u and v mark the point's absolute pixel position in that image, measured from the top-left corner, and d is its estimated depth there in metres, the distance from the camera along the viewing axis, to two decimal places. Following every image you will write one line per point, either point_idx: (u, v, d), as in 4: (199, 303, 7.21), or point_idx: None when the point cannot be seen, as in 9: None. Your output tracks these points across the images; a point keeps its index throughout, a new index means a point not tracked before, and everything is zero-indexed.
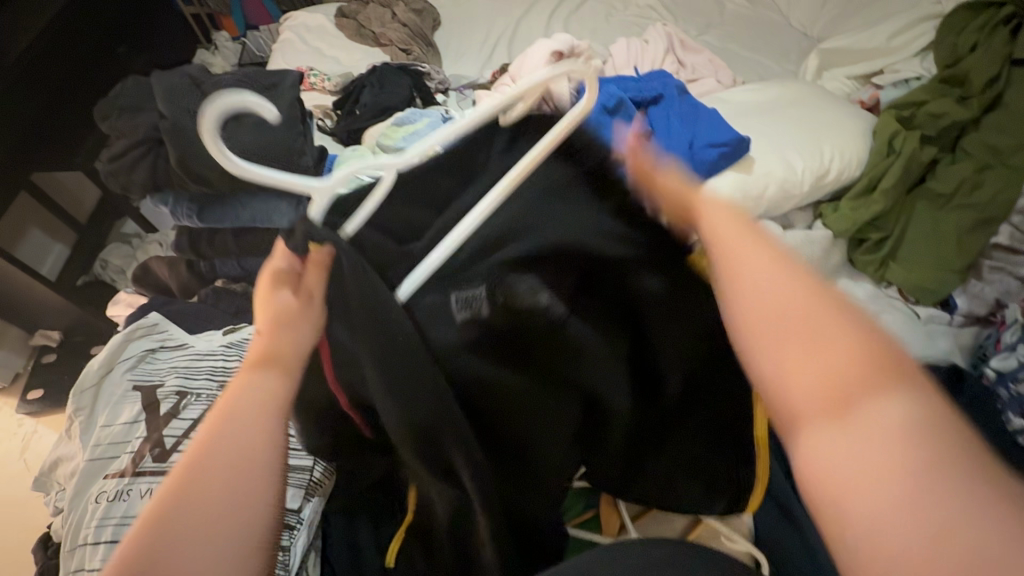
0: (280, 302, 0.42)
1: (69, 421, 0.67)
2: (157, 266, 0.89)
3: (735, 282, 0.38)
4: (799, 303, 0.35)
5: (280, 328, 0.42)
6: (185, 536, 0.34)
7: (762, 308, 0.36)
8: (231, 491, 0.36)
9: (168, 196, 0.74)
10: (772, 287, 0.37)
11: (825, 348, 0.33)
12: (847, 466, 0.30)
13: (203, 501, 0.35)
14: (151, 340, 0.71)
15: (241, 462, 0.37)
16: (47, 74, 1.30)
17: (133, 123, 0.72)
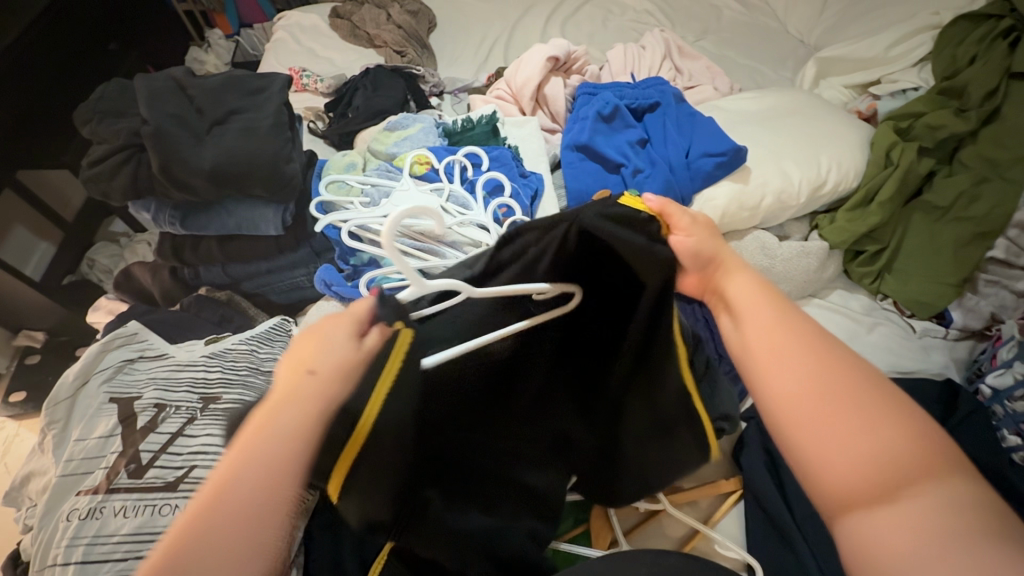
0: (341, 347, 0.39)
1: (42, 434, 0.64)
2: (140, 272, 0.86)
3: (770, 349, 0.40)
4: (837, 375, 0.38)
5: (334, 382, 0.38)
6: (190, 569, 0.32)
7: (808, 384, 0.38)
8: (240, 545, 0.34)
9: (150, 203, 0.74)
10: (813, 364, 0.39)
11: (865, 427, 0.36)
12: (890, 538, 0.34)
13: (212, 553, 0.33)
14: (129, 350, 0.69)
15: (253, 517, 0.34)
16: (35, 71, 1.27)
17: (113, 128, 0.68)
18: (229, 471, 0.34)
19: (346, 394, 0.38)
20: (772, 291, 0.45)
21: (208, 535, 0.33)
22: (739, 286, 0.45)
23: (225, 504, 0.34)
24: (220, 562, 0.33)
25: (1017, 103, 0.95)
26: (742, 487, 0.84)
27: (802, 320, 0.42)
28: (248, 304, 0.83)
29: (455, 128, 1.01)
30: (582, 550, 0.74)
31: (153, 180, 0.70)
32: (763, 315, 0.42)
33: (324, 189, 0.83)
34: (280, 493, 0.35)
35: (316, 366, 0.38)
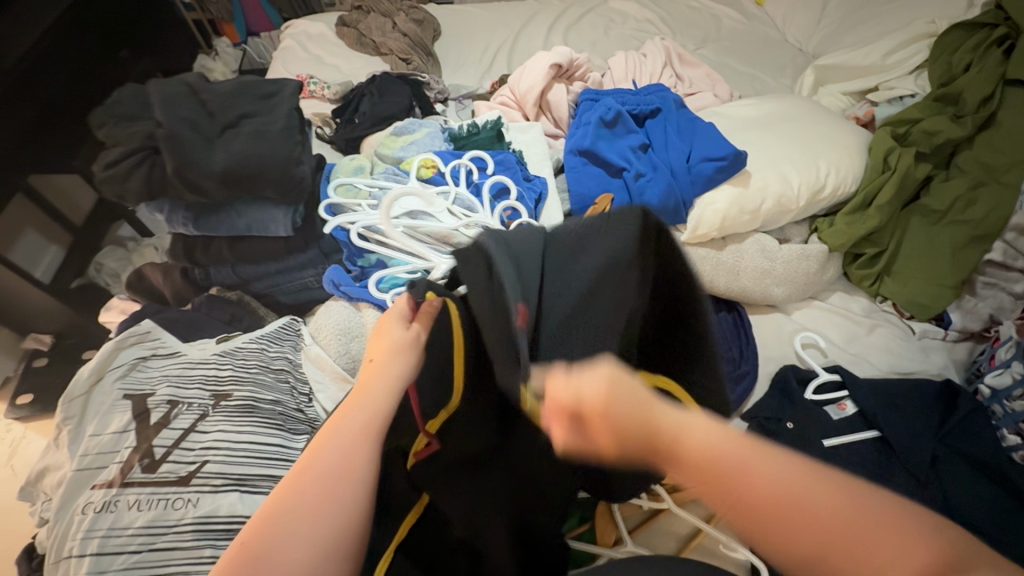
0: (394, 334, 0.55)
1: (57, 430, 0.65)
2: (151, 273, 0.88)
3: (765, 517, 0.34)
4: (834, 524, 0.34)
5: (391, 356, 0.53)
6: (299, 500, 0.43)
7: (803, 548, 0.34)
8: (332, 488, 0.44)
9: (163, 204, 0.76)
10: (805, 521, 0.34)
11: (869, 542, 0.33)
12: None
13: (315, 487, 0.44)
14: (142, 348, 0.71)
15: (346, 457, 0.46)
16: (46, 78, 1.29)
17: (128, 131, 0.70)
18: (326, 431, 0.48)
19: (403, 364, 0.53)
20: (720, 433, 0.38)
21: (312, 474, 0.44)
22: (692, 444, 0.37)
23: (323, 454, 0.46)
24: (320, 490, 0.43)
25: (1012, 108, 0.97)
26: None
27: (772, 462, 0.36)
28: (258, 304, 0.85)
29: (460, 133, 1.03)
30: (588, 546, 0.75)
31: (166, 181, 0.71)
32: (728, 490, 0.35)
33: (332, 191, 0.85)
34: (363, 442, 0.47)
35: (375, 355, 0.54)
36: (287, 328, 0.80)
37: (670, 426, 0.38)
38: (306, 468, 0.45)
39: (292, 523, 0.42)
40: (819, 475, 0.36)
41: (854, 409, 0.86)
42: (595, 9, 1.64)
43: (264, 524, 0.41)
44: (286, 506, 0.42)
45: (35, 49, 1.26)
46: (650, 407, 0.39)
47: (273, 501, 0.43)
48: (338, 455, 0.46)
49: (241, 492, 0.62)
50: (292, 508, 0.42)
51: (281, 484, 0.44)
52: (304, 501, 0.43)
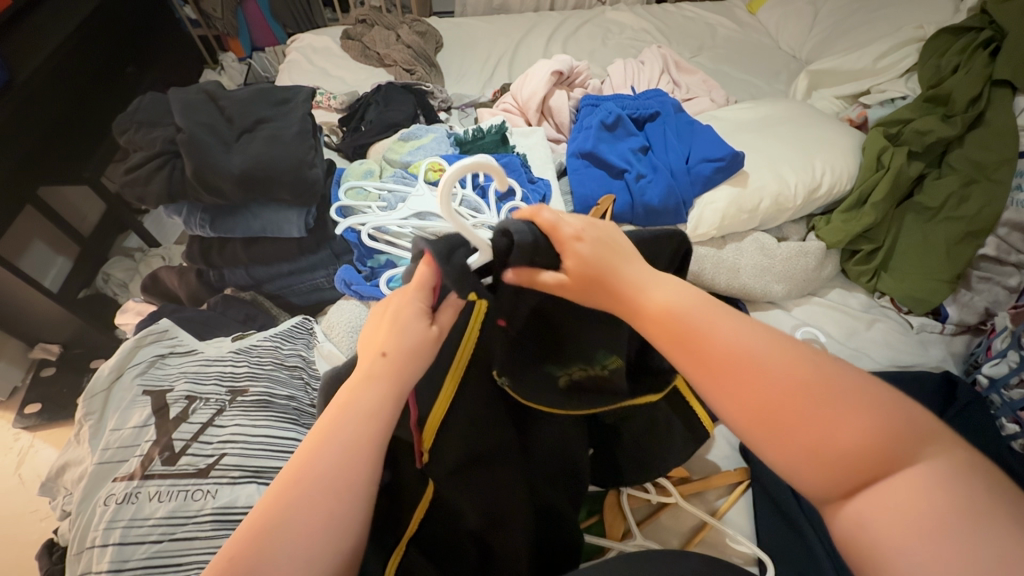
0: (414, 327, 0.44)
1: (78, 426, 0.67)
2: (167, 275, 0.90)
3: (711, 359, 0.37)
4: (790, 386, 0.35)
5: (408, 360, 0.43)
6: (283, 532, 0.35)
7: (757, 399, 0.35)
8: (326, 517, 0.37)
9: (182, 207, 0.79)
10: (759, 369, 0.36)
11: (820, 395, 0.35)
12: (888, 499, 0.32)
13: (301, 525, 0.36)
14: (160, 346, 0.73)
15: (341, 479, 0.38)
16: (59, 92, 1.31)
17: (149, 137, 0.73)
18: (316, 443, 0.39)
19: (420, 368, 0.44)
20: (683, 293, 0.41)
21: (304, 501, 0.37)
22: (655, 302, 0.41)
23: (314, 475, 0.37)
24: (306, 520, 0.36)
25: (1000, 109, 1.00)
26: (748, 477, 0.87)
27: (734, 325, 0.39)
28: (271, 304, 0.87)
29: (466, 138, 1.06)
30: (598, 538, 0.76)
31: (186, 185, 0.74)
32: (675, 341, 0.39)
33: (343, 194, 0.87)
34: (362, 463, 0.39)
35: (389, 349, 0.43)
36: (298, 327, 0.82)
37: (633, 285, 0.42)
38: (296, 491, 0.37)
39: (282, 558, 0.35)
40: (782, 347, 0.37)
41: None
42: (593, 20, 1.69)
43: (246, 558, 0.34)
44: (272, 539, 0.35)
45: (48, 63, 1.29)
46: (614, 263, 0.43)
47: (255, 528, 0.35)
48: (335, 478, 0.38)
49: (259, 484, 0.63)
50: (280, 542, 0.35)
51: (264, 504, 0.36)
52: (293, 527, 0.36)
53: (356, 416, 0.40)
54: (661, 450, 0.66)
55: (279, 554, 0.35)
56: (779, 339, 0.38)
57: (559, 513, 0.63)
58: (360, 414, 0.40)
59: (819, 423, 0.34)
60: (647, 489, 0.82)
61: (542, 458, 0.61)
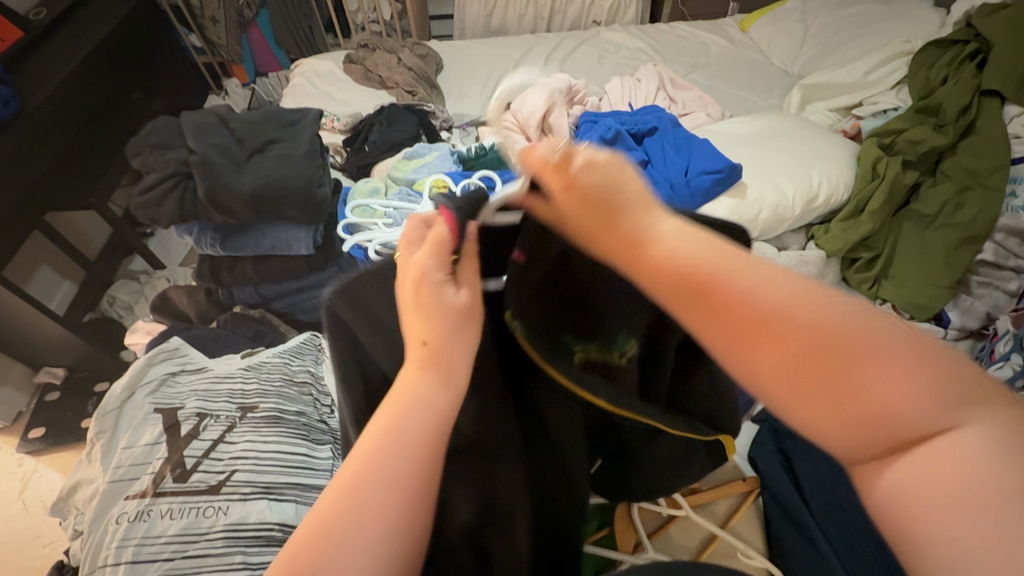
0: (445, 301, 0.37)
1: (91, 444, 0.67)
2: (177, 295, 0.92)
3: (708, 306, 0.30)
4: (818, 339, 0.27)
5: (451, 335, 0.37)
6: (339, 546, 0.30)
7: (773, 355, 0.28)
8: (388, 518, 0.32)
9: (193, 227, 0.81)
10: (775, 319, 0.28)
11: (847, 350, 0.27)
12: (931, 489, 0.24)
13: (362, 533, 0.31)
14: (171, 364, 0.74)
15: (401, 473, 0.33)
16: (67, 118, 1.34)
17: (162, 159, 0.75)
18: (372, 444, 0.34)
19: (469, 345, 0.38)
20: (681, 228, 0.33)
21: (359, 510, 0.31)
22: (651, 238, 0.32)
23: (371, 475, 0.32)
24: (365, 528, 0.31)
25: (990, 118, 1.02)
26: (759, 486, 0.88)
27: (749, 263, 0.31)
28: (280, 321, 0.88)
29: (468, 155, 1.07)
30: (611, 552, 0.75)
31: (197, 205, 0.76)
32: (670, 279, 0.31)
33: (350, 212, 0.89)
34: (425, 452, 0.34)
35: (429, 337, 0.36)
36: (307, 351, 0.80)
37: (613, 217, 0.33)
38: (360, 487, 0.32)
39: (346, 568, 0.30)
40: (808, 292, 0.29)
41: None
42: (589, 41, 1.73)
43: (308, 560, 0.30)
44: (329, 550, 0.30)
45: (59, 91, 1.31)
46: (594, 190, 0.34)
47: (316, 529, 0.31)
48: (401, 476, 0.33)
49: (269, 500, 0.63)
50: (338, 552, 0.30)
51: (324, 504, 0.32)
52: (355, 529, 0.31)
53: (417, 406, 0.35)
54: (669, 455, 0.59)
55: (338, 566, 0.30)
56: (805, 281, 0.30)
57: (559, 520, 0.59)
58: (422, 405, 0.35)
59: (848, 381, 0.26)
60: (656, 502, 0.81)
61: (543, 451, 0.54)
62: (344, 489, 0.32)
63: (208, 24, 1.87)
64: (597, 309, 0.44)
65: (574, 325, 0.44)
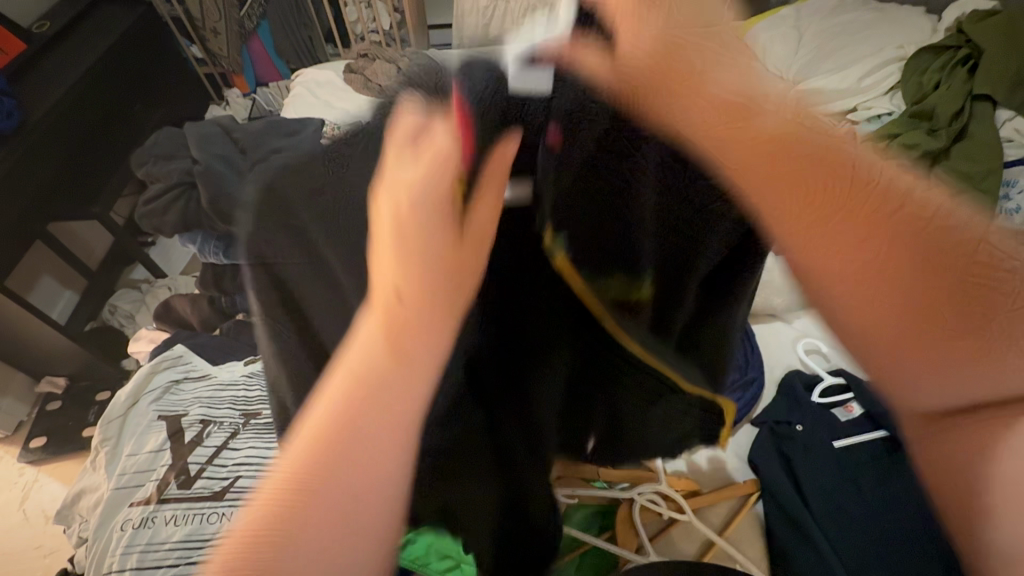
0: (430, 247, 0.30)
1: (95, 452, 0.70)
2: (179, 303, 0.93)
3: (815, 233, 0.33)
4: (903, 258, 0.32)
5: (434, 287, 0.31)
6: (311, 510, 0.30)
7: (857, 272, 0.33)
8: (359, 488, 0.31)
9: (197, 236, 0.80)
10: (871, 240, 0.33)
11: (919, 279, 0.33)
12: (934, 393, 0.35)
13: (330, 502, 0.30)
14: (174, 371, 0.74)
15: (375, 443, 0.31)
16: (71, 128, 1.34)
17: (166, 169, 0.78)
18: (342, 408, 0.30)
19: (456, 298, 0.32)
20: (825, 149, 0.33)
21: (329, 478, 0.30)
22: (769, 143, 0.32)
23: (340, 443, 0.30)
24: (336, 498, 0.30)
25: (981, 123, 1.04)
26: (759, 488, 0.88)
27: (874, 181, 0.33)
28: None
29: None
30: (611, 546, 0.76)
31: (201, 214, 0.77)
32: (795, 193, 0.33)
33: None
34: (400, 420, 0.31)
35: (408, 285, 0.30)
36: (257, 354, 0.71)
37: (748, 116, 0.32)
38: (340, 430, 0.30)
39: (315, 532, 0.30)
40: (913, 216, 0.33)
41: (860, 411, 0.92)
42: None
43: (290, 495, 0.30)
44: (299, 514, 0.30)
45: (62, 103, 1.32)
46: (703, 78, 0.32)
47: (298, 466, 0.30)
48: (388, 415, 0.31)
49: None
50: (308, 518, 0.30)
51: (304, 445, 0.30)
52: (329, 490, 0.30)
53: (391, 374, 0.31)
54: (650, 412, 0.51)
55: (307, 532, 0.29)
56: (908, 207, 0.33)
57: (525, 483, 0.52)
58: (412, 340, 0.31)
59: (914, 297, 0.33)
60: (657, 501, 0.80)
61: (508, 407, 0.46)
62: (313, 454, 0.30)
63: (209, 35, 1.94)
64: (616, 222, 0.37)
65: (593, 241, 0.37)
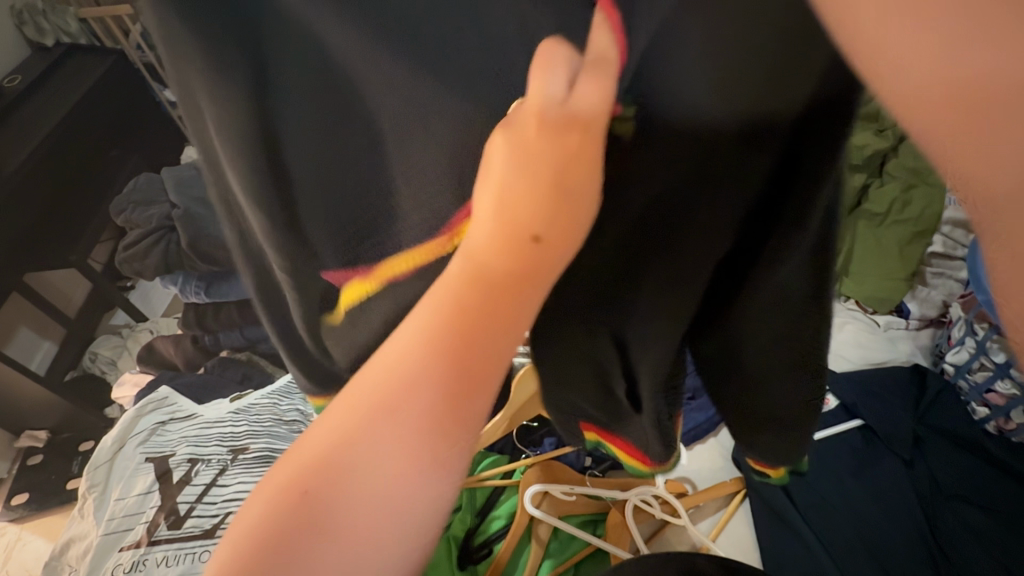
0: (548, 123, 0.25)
1: (83, 499, 0.76)
2: (162, 344, 0.98)
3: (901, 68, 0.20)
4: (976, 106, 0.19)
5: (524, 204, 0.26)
6: (344, 489, 0.27)
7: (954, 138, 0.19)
8: (393, 472, 0.27)
9: (178, 276, 0.92)
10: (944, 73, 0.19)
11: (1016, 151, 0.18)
12: None
13: (359, 475, 0.27)
14: (161, 413, 0.82)
15: (419, 417, 0.27)
16: (54, 175, 1.30)
17: (146, 216, 0.95)
18: (382, 370, 0.28)
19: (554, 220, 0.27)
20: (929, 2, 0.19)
21: (365, 448, 0.27)
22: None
23: (372, 408, 0.27)
24: (372, 477, 0.27)
25: None
26: (744, 487, 0.89)
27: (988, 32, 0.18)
28: (265, 363, 0.96)
29: None
30: (602, 545, 0.77)
31: (179, 255, 0.91)
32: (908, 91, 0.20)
33: None
34: (437, 390, 0.27)
35: (536, 225, 0.26)
36: (230, 353, 0.97)
37: None
38: (368, 409, 0.28)
39: (346, 512, 0.26)
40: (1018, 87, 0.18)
41: (836, 402, 0.97)
42: None
43: (327, 468, 0.27)
44: (335, 490, 0.27)
45: (44, 143, 1.28)
46: None
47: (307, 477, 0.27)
48: (411, 415, 0.27)
49: None
50: (345, 498, 0.27)
51: (336, 414, 0.28)
52: (361, 461, 0.27)
53: (418, 334, 0.28)
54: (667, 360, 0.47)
55: (336, 514, 0.26)
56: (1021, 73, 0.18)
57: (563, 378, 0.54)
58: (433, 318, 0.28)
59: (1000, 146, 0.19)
60: (650, 501, 0.81)
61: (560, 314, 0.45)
62: (350, 420, 0.27)
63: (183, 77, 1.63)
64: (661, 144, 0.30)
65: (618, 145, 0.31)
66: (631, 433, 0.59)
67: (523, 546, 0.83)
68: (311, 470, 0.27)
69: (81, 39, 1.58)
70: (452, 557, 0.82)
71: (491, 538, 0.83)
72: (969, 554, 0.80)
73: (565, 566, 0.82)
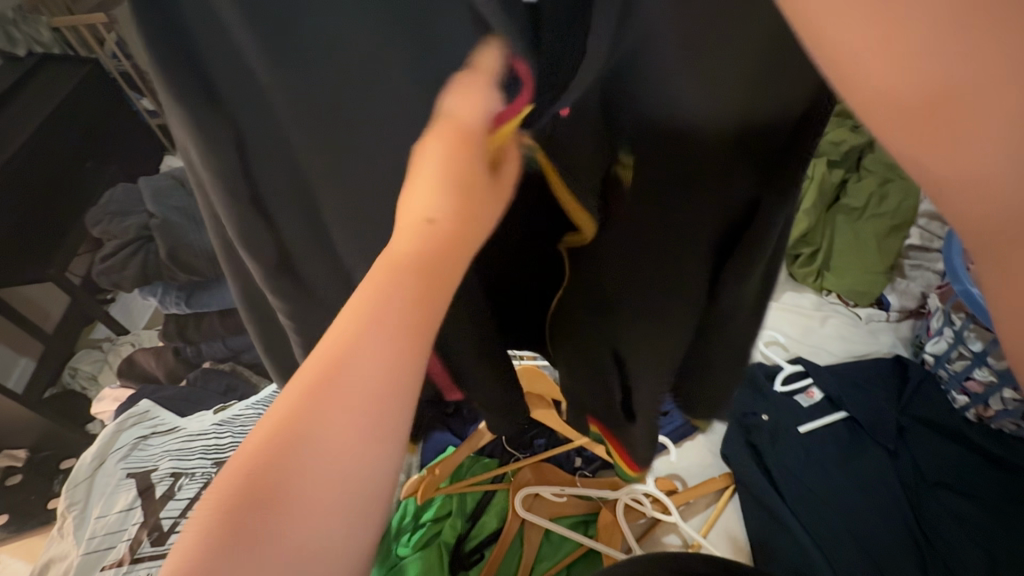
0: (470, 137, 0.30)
1: (62, 517, 0.74)
2: (142, 357, 0.97)
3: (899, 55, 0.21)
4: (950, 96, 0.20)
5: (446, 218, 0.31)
6: (274, 512, 0.25)
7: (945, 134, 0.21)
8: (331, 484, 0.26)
9: (158, 287, 0.93)
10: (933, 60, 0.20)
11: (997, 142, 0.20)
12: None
13: (292, 492, 0.26)
14: (142, 427, 0.81)
15: (357, 422, 0.27)
16: (29, 187, 1.27)
17: (124, 227, 0.93)
18: (311, 377, 0.27)
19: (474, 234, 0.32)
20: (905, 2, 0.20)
21: (297, 468, 0.26)
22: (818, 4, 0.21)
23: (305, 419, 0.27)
24: (305, 491, 0.26)
25: None
26: (733, 482, 0.91)
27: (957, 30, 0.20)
28: (251, 373, 0.95)
29: None
30: (594, 544, 0.78)
31: (159, 266, 0.91)
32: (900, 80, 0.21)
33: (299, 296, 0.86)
34: (372, 393, 0.28)
35: (432, 211, 0.31)
36: (213, 365, 0.95)
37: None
38: (300, 422, 0.26)
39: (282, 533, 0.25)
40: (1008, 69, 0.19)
41: (821, 395, 0.98)
42: None
43: (253, 489, 0.25)
44: (264, 513, 0.25)
45: (18, 154, 1.25)
46: None
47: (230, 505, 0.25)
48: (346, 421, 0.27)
49: None
50: (279, 518, 0.25)
51: (262, 430, 0.26)
52: (297, 479, 0.26)
53: (360, 344, 0.28)
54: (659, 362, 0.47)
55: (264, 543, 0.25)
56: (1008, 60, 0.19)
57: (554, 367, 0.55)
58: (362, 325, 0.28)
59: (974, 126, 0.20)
60: (640, 500, 0.82)
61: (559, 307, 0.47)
62: (277, 434, 0.26)
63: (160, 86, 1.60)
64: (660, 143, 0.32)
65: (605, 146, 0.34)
66: (627, 438, 0.58)
67: (514, 551, 0.82)
68: (234, 493, 0.25)
69: (55, 49, 1.55)
70: (443, 561, 0.81)
71: (483, 542, 0.83)
72: (952, 540, 0.82)
73: (557, 568, 0.81)
